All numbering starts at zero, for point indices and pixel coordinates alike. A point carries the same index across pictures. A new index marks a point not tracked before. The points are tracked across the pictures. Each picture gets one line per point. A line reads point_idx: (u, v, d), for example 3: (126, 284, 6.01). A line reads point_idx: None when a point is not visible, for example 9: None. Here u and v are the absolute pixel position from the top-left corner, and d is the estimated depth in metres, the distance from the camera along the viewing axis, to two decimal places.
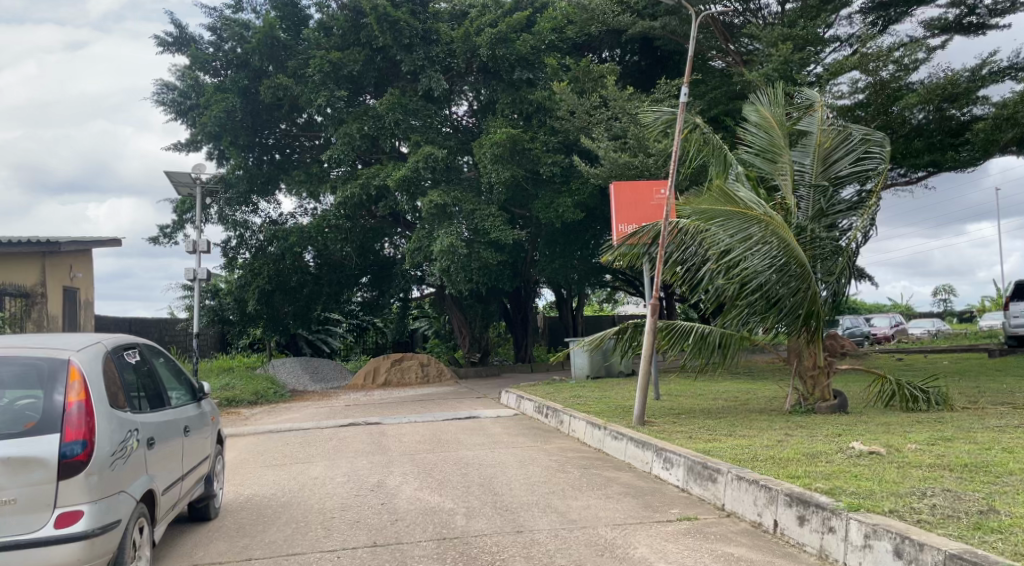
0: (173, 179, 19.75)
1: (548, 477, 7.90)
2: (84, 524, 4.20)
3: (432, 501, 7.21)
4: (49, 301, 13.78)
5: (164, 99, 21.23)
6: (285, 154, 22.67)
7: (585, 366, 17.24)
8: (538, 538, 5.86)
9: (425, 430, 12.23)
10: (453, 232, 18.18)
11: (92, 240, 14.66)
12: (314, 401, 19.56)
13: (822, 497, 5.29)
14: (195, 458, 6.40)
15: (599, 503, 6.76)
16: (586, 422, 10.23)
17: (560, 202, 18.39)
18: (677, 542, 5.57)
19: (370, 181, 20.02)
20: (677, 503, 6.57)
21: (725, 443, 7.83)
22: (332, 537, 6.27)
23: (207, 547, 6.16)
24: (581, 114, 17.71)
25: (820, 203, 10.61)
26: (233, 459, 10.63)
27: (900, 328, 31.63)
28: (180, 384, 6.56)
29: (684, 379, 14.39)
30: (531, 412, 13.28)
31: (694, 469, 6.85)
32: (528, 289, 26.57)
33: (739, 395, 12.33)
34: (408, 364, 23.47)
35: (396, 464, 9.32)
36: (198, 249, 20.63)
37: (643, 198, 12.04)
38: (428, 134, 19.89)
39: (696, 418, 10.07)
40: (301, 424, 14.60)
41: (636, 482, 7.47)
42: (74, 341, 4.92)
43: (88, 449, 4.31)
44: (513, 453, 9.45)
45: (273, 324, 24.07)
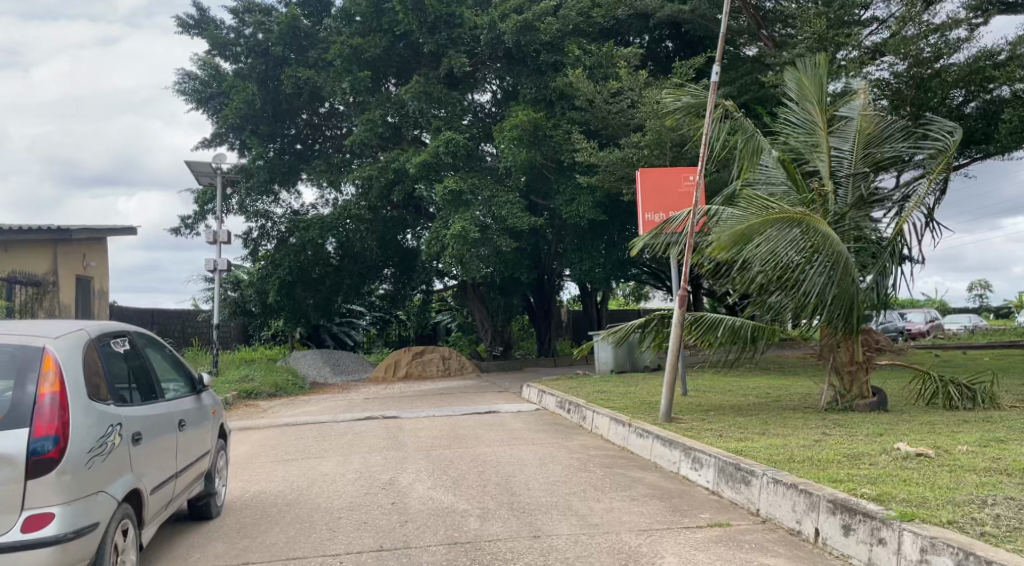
0: (193, 169, 19.53)
1: (569, 477, 7.46)
2: (56, 527, 3.84)
3: (445, 502, 6.78)
4: (63, 289, 13.64)
5: (185, 88, 20.99)
6: (307, 145, 22.39)
7: (609, 360, 16.78)
8: (556, 545, 5.41)
9: (443, 425, 11.84)
10: (471, 220, 17.76)
11: (107, 228, 14.48)
12: (334, 394, 19.25)
13: (870, 504, 4.78)
14: (193, 454, 6.05)
15: (623, 506, 6.30)
16: (610, 417, 9.79)
17: (581, 198, 17.78)
18: (709, 552, 5.09)
19: (390, 166, 19.66)
20: (708, 507, 6.10)
21: (759, 443, 7.33)
22: (337, 539, 5.87)
23: (203, 549, 5.78)
24: (598, 105, 17.29)
25: (862, 189, 10.05)
26: (245, 454, 10.30)
27: (936, 324, 30.67)
28: (179, 376, 6.23)
29: (713, 374, 13.89)
30: (553, 407, 12.84)
31: (726, 471, 6.37)
32: (552, 282, 26.03)
33: (771, 391, 11.81)
34: (430, 357, 23.14)
35: (410, 461, 8.92)
36: (218, 240, 20.42)
37: (671, 185, 11.52)
38: (450, 122, 19.37)
39: (726, 415, 9.57)
40: (318, 417, 14.31)
41: (662, 483, 7.00)
42: (54, 328, 4.55)
43: (61, 445, 3.94)
44: (533, 451, 9.02)
45: (294, 317, 23.80)
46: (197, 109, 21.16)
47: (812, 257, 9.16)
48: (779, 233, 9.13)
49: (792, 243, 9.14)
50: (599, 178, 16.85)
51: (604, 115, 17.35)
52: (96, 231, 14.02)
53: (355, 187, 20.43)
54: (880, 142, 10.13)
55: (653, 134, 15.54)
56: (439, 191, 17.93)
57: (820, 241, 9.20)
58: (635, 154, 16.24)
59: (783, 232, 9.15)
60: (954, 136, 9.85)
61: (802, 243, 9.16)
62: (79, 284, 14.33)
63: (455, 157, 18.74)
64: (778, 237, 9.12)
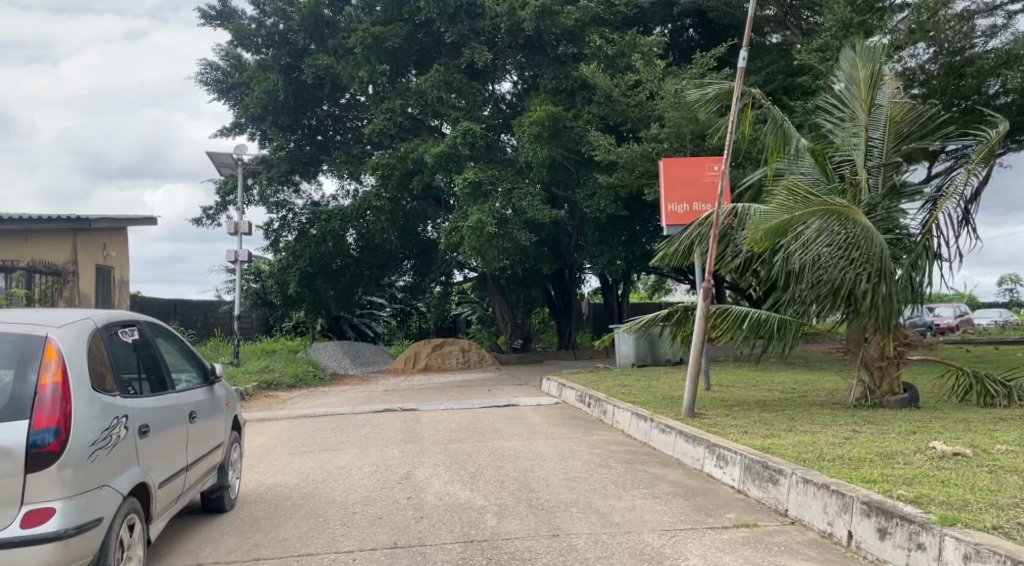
0: (215, 160, 19.49)
1: (589, 473, 7.27)
2: (56, 523, 3.71)
3: (462, 497, 6.62)
4: (82, 279, 13.63)
5: (206, 79, 20.96)
6: (328, 136, 22.27)
7: (630, 353, 16.55)
8: (576, 544, 5.22)
9: (462, 418, 11.69)
10: (491, 213, 17.58)
11: (127, 217, 14.45)
12: (353, 386, 19.19)
13: (907, 507, 4.54)
14: (205, 446, 5.92)
15: (645, 504, 6.09)
16: (631, 412, 9.58)
17: (601, 192, 17.52)
18: (735, 554, 4.88)
19: (410, 155, 19.46)
20: (734, 506, 5.88)
21: (787, 440, 7.09)
22: (350, 535, 5.71)
23: (214, 544, 5.65)
24: (617, 98, 17.09)
25: (893, 179, 9.75)
26: (262, 445, 10.21)
27: (965, 319, 30.12)
28: (191, 366, 6.10)
29: (737, 368, 13.63)
30: (573, 400, 12.66)
31: (752, 469, 6.15)
32: (573, 275, 25.80)
33: (796, 386, 11.53)
34: (449, 349, 23.01)
35: (427, 454, 8.77)
36: (239, 231, 20.39)
37: (696, 176, 11.25)
38: (470, 112, 19.18)
39: (751, 411, 9.32)
40: (336, 408, 14.22)
41: (685, 481, 6.79)
42: (59, 316, 4.42)
43: (61, 438, 3.80)
44: (552, 445, 8.83)
45: (314, 308, 23.76)
46: (219, 100, 21.12)
47: (851, 251, 8.89)
48: (820, 224, 8.86)
49: (832, 236, 8.89)
50: (621, 178, 16.58)
51: (623, 108, 17.10)
52: (116, 221, 14.00)
53: (375, 177, 20.36)
54: (916, 130, 9.77)
55: (673, 126, 15.21)
56: (459, 182, 17.73)
57: (861, 234, 8.95)
58: (654, 148, 16.03)
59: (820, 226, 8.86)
60: (998, 127, 9.46)
61: (843, 235, 8.90)
62: (99, 274, 14.32)
63: (476, 148, 18.54)
64: (816, 231, 8.85)
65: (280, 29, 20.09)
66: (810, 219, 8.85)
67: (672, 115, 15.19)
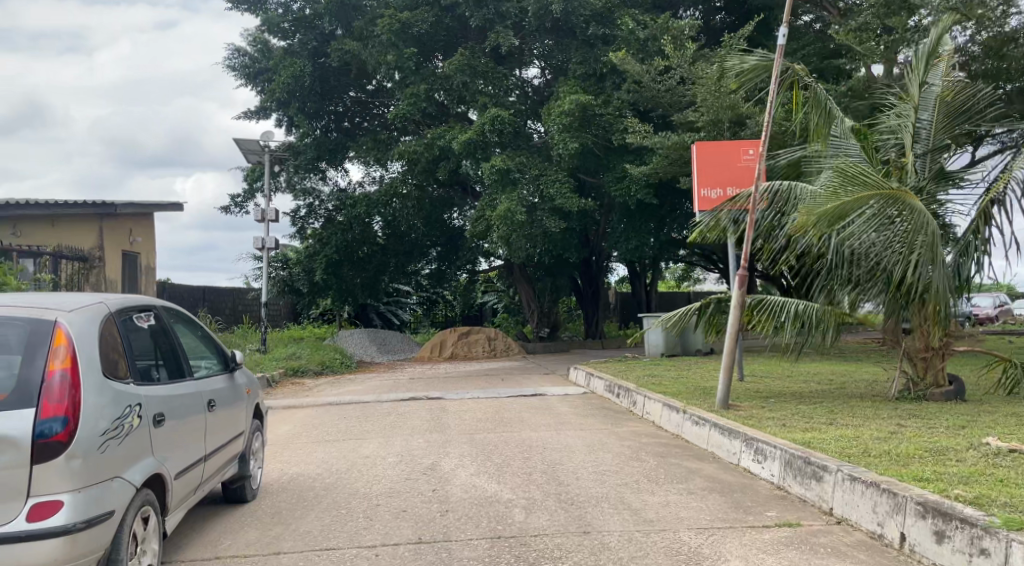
0: (242, 146, 19.42)
1: (620, 466, 7.02)
2: (65, 516, 3.53)
3: (488, 490, 6.40)
4: (109, 265, 13.56)
5: (233, 64, 20.87)
6: (355, 122, 22.10)
7: (659, 343, 16.25)
8: (608, 542, 4.97)
9: (488, 407, 11.48)
10: (519, 201, 17.34)
11: (154, 203, 14.38)
12: (379, 374, 19.07)
13: (967, 509, 4.24)
14: (226, 435, 5.76)
15: (680, 500, 5.83)
16: (662, 403, 9.30)
17: (631, 178, 17.17)
18: (779, 556, 4.60)
19: (437, 142, 19.22)
20: (774, 504, 5.59)
21: (828, 434, 6.79)
22: (373, 529, 5.51)
23: (234, 536, 5.48)
24: (647, 83, 16.71)
25: (942, 162, 9.30)
26: (286, 434, 10.06)
27: (1004, 309, 29.36)
28: (210, 353, 5.94)
29: (770, 359, 13.27)
30: (601, 391, 12.39)
31: (794, 465, 5.86)
32: (600, 263, 25.46)
33: (834, 378, 11.15)
34: (475, 337, 22.84)
35: (453, 444, 8.56)
36: (266, 218, 20.32)
37: (730, 160, 10.90)
38: (497, 98, 18.91)
39: (788, 403, 9.02)
40: (362, 396, 14.08)
41: (721, 476, 6.52)
42: (71, 300, 4.25)
43: (70, 427, 3.62)
44: (582, 437, 8.58)
45: (340, 295, 23.66)
46: (246, 85, 21.02)
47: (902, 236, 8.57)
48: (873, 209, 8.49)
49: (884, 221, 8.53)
50: (655, 166, 16.18)
51: (654, 94, 16.76)
52: (142, 206, 13.91)
53: (401, 163, 20.18)
54: (966, 111, 9.29)
55: (709, 114, 14.76)
56: (487, 170, 17.45)
57: (912, 217, 8.60)
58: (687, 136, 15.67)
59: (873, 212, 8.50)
60: None
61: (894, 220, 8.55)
62: (125, 260, 14.26)
63: (503, 134, 18.25)
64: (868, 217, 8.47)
65: (306, 14, 19.93)
66: (863, 203, 8.51)
67: (709, 101, 14.73)
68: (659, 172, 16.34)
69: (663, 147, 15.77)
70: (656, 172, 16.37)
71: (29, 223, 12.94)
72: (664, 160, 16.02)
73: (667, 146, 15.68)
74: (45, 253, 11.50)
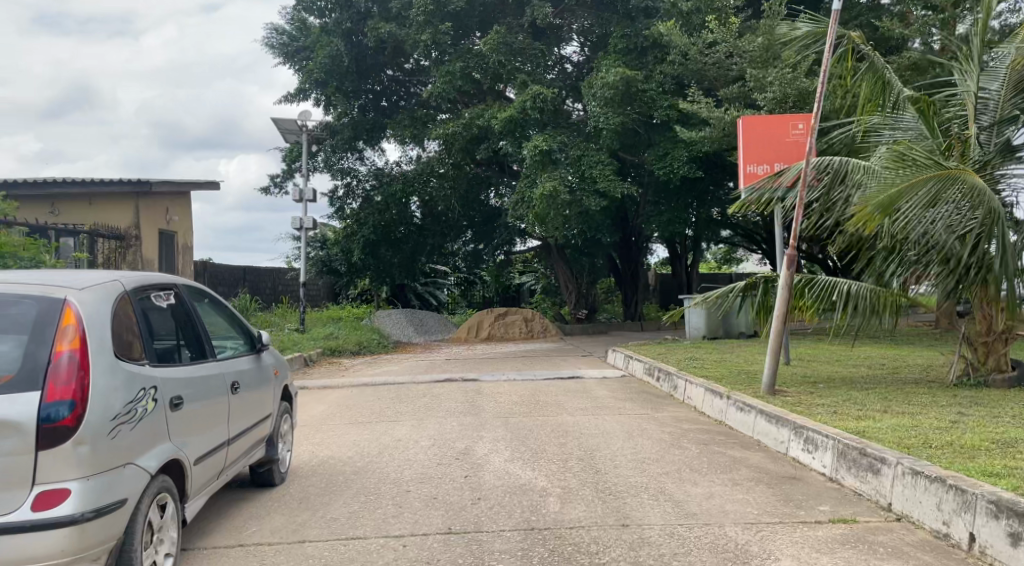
0: (280, 126, 19.32)
1: (661, 454, 6.72)
2: (72, 505, 3.35)
3: (523, 477, 6.14)
4: (146, 243, 13.45)
5: (272, 43, 20.75)
6: (393, 102, 21.82)
7: (701, 325, 15.81)
8: (648, 537, 4.67)
9: (524, 389, 11.21)
10: (561, 181, 16.95)
11: (190, 181, 14.28)
12: (416, 354, 18.92)
13: None
14: (252, 418, 5.57)
15: (725, 491, 5.52)
16: (705, 387, 8.94)
17: (673, 154, 16.66)
18: (834, 555, 4.29)
19: (475, 120, 18.88)
20: (827, 497, 5.26)
21: (882, 422, 6.41)
22: (403, 516, 5.29)
23: (259, 522, 5.29)
24: (694, 56, 16.29)
25: (1009, 136, 8.72)
26: (319, 415, 9.90)
27: None
28: (234, 332, 5.74)
29: (816, 343, 12.78)
30: (640, 374, 12.05)
31: (848, 456, 5.52)
32: (639, 244, 24.94)
33: (886, 363, 10.65)
34: (512, 319, 22.60)
35: (487, 428, 8.32)
36: (303, 198, 20.21)
37: (778, 133, 10.43)
38: (536, 75, 18.51)
39: (840, 389, 8.59)
40: (397, 377, 13.92)
41: (767, 466, 6.19)
42: (84, 277, 4.07)
43: (77, 411, 3.43)
44: (620, 422, 8.28)
45: (378, 275, 23.55)
46: (284, 65, 20.88)
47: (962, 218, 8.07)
48: (931, 194, 7.96)
49: (943, 205, 7.99)
50: (704, 137, 15.61)
51: (700, 67, 16.33)
52: (178, 184, 13.81)
53: (438, 143, 19.91)
54: None
55: (774, 93, 14.15)
56: (527, 150, 17.06)
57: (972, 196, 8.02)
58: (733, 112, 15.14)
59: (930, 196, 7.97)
60: None
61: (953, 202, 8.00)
62: (162, 239, 14.19)
63: (543, 112, 17.87)
64: (926, 202, 7.96)
65: None
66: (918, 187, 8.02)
67: (772, 78, 14.16)
68: (708, 143, 15.81)
69: (717, 121, 15.26)
70: (707, 142, 15.82)
71: (67, 201, 13.00)
72: (718, 133, 15.49)
73: (722, 123, 15.16)
74: (84, 231, 11.35)
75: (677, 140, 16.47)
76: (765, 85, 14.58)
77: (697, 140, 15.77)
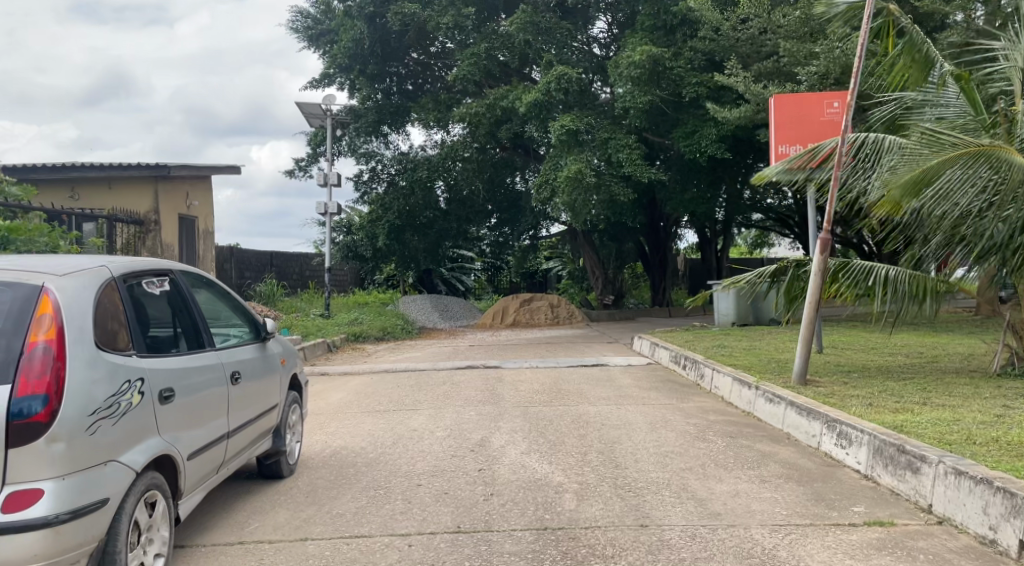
0: (304, 111, 19.12)
1: (685, 448, 6.41)
2: (45, 507, 3.14)
3: (539, 472, 5.87)
4: (165, 228, 13.29)
5: (297, 27, 20.52)
6: (418, 85, 21.50)
7: (730, 312, 15.41)
8: (668, 539, 4.37)
9: (547, 377, 10.93)
10: (587, 164, 16.60)
11: (211, 166, 14.11)
12: (441, 340, 18.73)
13: None
14: (256, 408, 5.36)
15: (751, 489, 5.20)
16: (733, 377, 8.59)
17: (702, 133, 16.21)
18: (869, 563, 3.96)
19: (498, 102, 18.50)
20: (862, 497, 4.92)
21: (923, 416, 6.04)
22: (411, 513, 5.04)
23: (262, 517, 5.07)
24: (726, 31, 15.98)
25: None
26: (337, 403, 9.71)
27: None
28: (237, 320, 5.50)
29: (851, 330, 12.34)
30: (666, 362, 11.72)
31: (885, 453, 5.19)
32: (667, 229, 24.49)
33: (925, 351, 10.21)
34: (538, 305, 22.32)
35: (506, 418, 8.06)
36: (328, 183, 20.05)
37: (812, 112, 9.99)
38: (562, 55, 17.99)
39: (875, 379, 8.20)
40: (419, 364, 13.70)
41: (798, 461, 5.86)
42: (67, 263, 3.84)
43: (51, 407, 3.22)
44: (643, 413, 7.97)
45: (403, 261, 23.34)
46: (308, 48, 20.66)
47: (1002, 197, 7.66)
48: (963, 173, 7.66)
49: (978, 183, 7.64)
50: (736, 117, 15.13)
51: (732, 43, 16.05)
52: (197, 168, 13.64)
53: (463, 125, 19.58)
54: None
55: (818, 68, 13.91)
56: (554, 131, 16.65)
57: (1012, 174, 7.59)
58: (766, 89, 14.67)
59: (964, 174, 7.66)
60: None
61: (989, 179, 7.63)
62: (183, 224, 14.03)
63: (568, 93, 17.39)
64: (957, 181, 7.67)
65: None
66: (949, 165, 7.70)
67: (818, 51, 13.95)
68: (742, 122, 15.39)
69: (753, 96, 14.90)
70: (740, 121, 15.39)
71: (86, 186, 13.04)
72: (752, 109, 15.09)
73: (758, 100, 14.74)
74: (101, 216, 11.27)
75: (708, 117, 16.01)
76: (808, 58, 14.53)
77: (730, 118, 15.24)
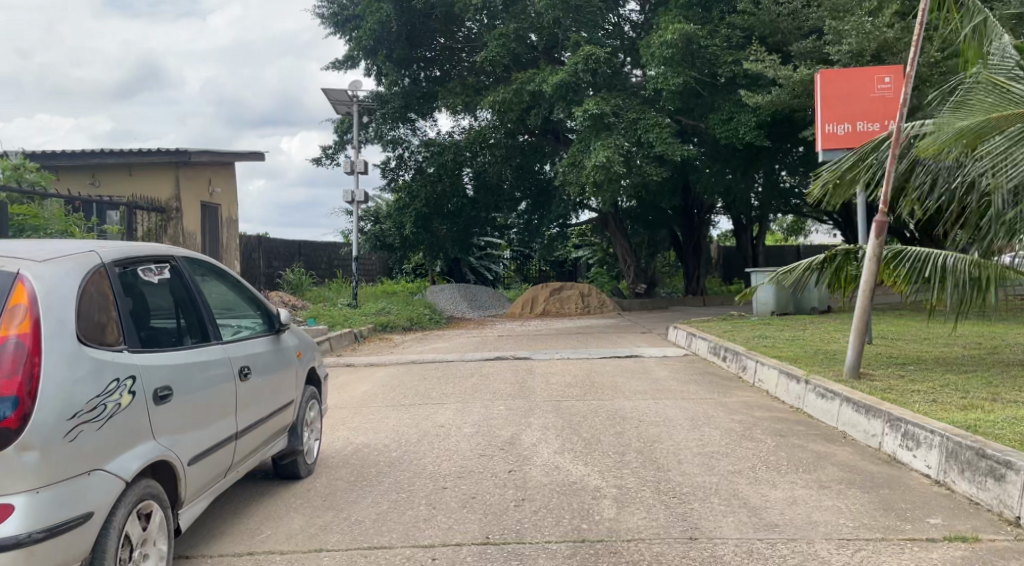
0: (331, 98, 18.74)
1: (732, 447, 5.92)
2: (16, 524, 2.79)
3: (574, 474, 5.42)
4: (187, 216, 12.97)
5: (323, 12, 20.10)
6: (445, 71, 20.99)
7: (770, 301, 14.80)
8: (721, 555, 3.91)
9: (579, 370, 10.46)
10: (616, 148, 15.97)
11: (233, 151, 13.77)
12: (469, 330, 18.32)
13: None
14: (270, 404, 4.96)
15: (810, 496, 4.71)
16: (778, 370, 8.07)
17: (739, 118, 15.58)
18: None
19: (525, 85, 17.95)
20: (938, 507, 4.42)
21: (997, 415, 5.49)
22: (436, 521, 4.62)
23: (275, 524, 4.68)
24: (765, 6, 15.49)
25: None
26: (361, 396, 9.32)
27: None
28: (247, 311, 5.10)
29: (900, 319, 11.71)
30: (704, 353, 11.20)
31: (959, 455, 4.69)
32: (701, 215, 23.86)
33: (983, 341, 9.57)
34: (568, 294, 21.82)
35: (537, 414, 7.60)
36: (355, 170, 19.70)
37: (860, 89, 9.39)
38: (592, 36, 17.36)
39: (935, 372, 7.63)
40: (448, 354, 13.31)
41: (859, 464, 5.35)
42: (52, 248, 3.47)
43: (22, 410, 2.85)
44: (682, 408, 7.48)
45: (431, 250, 22.97)
46: (334, 32, 20.23)
47: None
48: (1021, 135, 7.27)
49: None
50: (770, 102, 14.66)
51: (773, 19, 15.60)
52: (219, 154, 13.29)
53: (491, 111, 19.10)
54: None
55: (851, 45, 13.36)
56: (580, 116, 16.16)
57: None
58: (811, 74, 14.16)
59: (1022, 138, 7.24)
60: None
61: None
62: (205, 212, 13.73)
63: (597, 73, 16.79)
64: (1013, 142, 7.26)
65: None
66: (1007, 126, 7.32)
67: (848, 28, 13.35)
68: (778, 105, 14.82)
69: (787, 79, 14.33)
70: (775, 105, 14.83)
71: (107, 173, 12.82)
72: (787, 93, 14.54)
73: (794, 82, 14.31)
74: (121, 204, 10.96)
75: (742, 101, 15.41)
76: (841, 37, 13.77)
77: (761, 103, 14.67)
